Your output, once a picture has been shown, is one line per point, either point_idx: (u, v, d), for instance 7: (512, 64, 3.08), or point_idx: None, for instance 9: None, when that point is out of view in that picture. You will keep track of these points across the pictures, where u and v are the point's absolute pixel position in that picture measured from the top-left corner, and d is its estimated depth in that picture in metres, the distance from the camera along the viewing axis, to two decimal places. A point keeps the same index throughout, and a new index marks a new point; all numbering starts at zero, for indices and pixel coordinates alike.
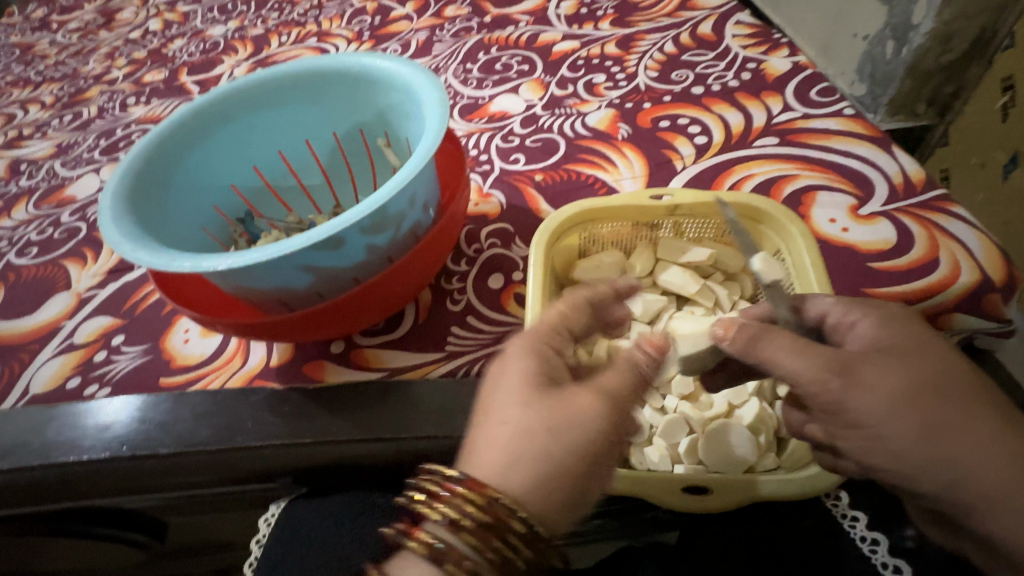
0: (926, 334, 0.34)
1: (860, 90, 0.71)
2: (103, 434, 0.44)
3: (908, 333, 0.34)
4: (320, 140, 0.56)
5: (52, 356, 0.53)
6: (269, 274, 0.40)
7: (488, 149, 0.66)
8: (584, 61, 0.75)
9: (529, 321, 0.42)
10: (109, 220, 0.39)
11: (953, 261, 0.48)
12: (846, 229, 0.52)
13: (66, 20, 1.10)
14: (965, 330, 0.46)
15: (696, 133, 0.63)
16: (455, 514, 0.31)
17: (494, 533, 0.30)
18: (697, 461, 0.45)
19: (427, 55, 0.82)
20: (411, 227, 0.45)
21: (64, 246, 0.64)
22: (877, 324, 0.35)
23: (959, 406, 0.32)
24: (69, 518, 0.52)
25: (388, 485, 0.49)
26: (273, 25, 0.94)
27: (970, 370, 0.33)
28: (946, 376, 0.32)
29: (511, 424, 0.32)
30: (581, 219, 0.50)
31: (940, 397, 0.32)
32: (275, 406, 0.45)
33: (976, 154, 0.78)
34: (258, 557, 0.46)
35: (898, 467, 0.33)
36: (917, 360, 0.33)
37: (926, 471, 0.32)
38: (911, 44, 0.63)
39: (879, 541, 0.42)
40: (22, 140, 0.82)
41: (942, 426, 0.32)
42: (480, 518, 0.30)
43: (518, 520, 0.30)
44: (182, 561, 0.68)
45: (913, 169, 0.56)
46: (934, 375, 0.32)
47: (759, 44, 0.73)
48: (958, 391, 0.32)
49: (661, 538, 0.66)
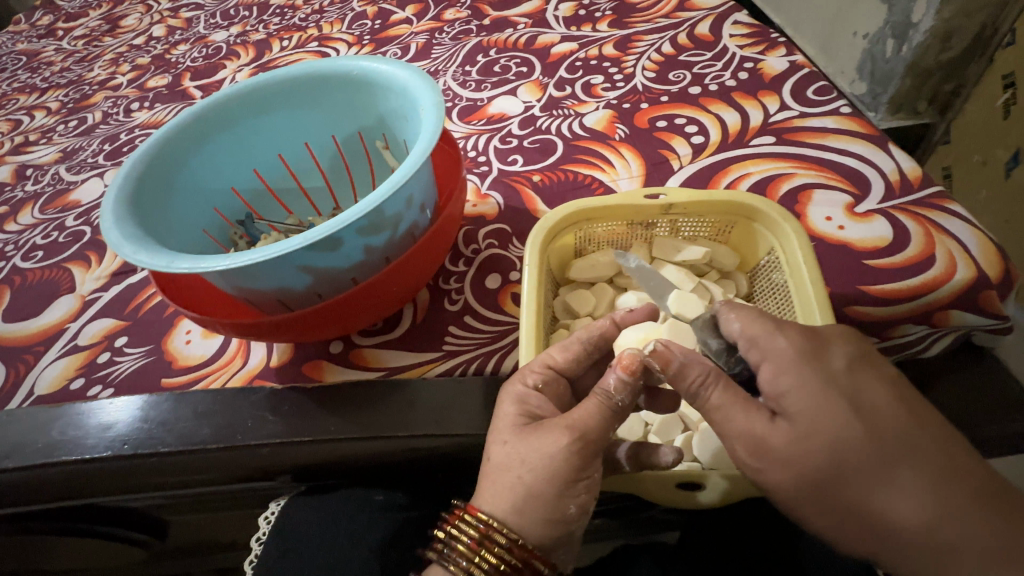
0: (835, 378, 0.32)
1: (861, 88, 0.73)
2: (106, 433, 0.44)
3: (809, 387, 0.32)
4: (319, 143, 0.57)
5: (57, 357, 0.54)
6: (267, 275, 0.40)
7: (485, 150, 0.67)
8: (582, 62, 0.76)
9: (523, 320, 0.42)
10: (111, 223, 0.40)
11: (950, 257, 0.48)
12: (842, 227, 0.52)
13: (72, 27, 1.12)
14: (961, 326, 0.48)
15: (692, 133, 0.64)
16: (453, 539, 0.35)
17: (487, 554, 0.34)
18: (693, 458, 0.46)
19: (426, 58, 0.82)
20: (408, 228, 0.45)
21: (69, 249, 0.65)
22: (786, 373, 0.33)
23: (872, 467, 0.30)
24: (74, 515, 0.53)
25: (386, 483, 0.49)
26: (274, 30, 0.95)
27: (879, 411, 0.31)
28: (852, 433, 0.31)
29: (509, 445, 0.36)
30: (576, 218, 0.50)
31: (850, 464, 0.30)
32: (274, 406, 0.45)
33: (977, 151, 0.74)
34: (258, 554, 0.46)
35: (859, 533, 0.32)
36: (830, 417, 0.31)
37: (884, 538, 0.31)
38: (911, 42, 0.63)
39: None
40: (28, 145, 0.83)
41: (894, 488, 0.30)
42: (473, 536, 0.34)
43: (503, 536, 0.34)
44: (185, 560, 0.69)
45: (910, 166, 0.56)
46: (837, 439, 0.31)
47: (756, 44, 0.74)
48: (885, 446, 0.30)
49: (662, 537, 0.66)
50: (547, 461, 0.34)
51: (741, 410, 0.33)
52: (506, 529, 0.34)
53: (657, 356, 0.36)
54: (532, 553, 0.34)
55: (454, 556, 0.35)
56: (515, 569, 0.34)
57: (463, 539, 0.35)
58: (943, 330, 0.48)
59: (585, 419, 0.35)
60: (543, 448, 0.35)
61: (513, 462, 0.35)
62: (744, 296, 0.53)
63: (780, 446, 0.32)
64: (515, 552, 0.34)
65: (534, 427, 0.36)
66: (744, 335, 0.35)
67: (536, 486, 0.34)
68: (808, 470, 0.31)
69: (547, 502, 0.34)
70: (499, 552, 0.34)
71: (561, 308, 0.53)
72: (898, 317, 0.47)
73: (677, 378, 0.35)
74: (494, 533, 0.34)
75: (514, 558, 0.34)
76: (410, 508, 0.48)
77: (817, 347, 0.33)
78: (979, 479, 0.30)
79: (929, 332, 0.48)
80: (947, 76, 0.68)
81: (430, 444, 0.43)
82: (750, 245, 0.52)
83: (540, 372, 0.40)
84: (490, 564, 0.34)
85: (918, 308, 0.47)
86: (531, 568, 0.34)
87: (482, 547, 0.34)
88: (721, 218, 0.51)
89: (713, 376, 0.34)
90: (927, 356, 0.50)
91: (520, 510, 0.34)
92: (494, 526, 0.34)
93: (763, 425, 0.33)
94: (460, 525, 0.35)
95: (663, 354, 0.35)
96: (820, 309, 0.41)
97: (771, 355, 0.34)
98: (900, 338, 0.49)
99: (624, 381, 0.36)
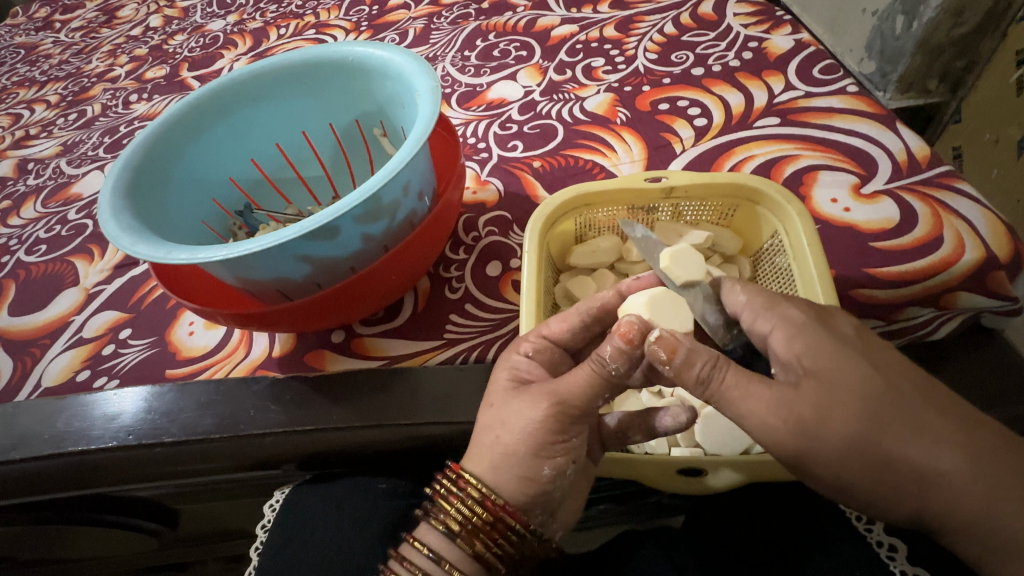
0: (843, 341, 0.32)
1: (870, 68, 0.67)
2: (111, 423, 0.45)
3: (814, 358, 0.32)
4: (317, 132, 0.56)
5: (63, 350, 0.54)
6: (266, 265, 0.40)
7: (486, 136, 0.66)
8: (582, 45, 0.74)
9: (525, 308, 0.42)
10: (109, 215, 0.40)
11: (957, 237, 0.48)
12: (847, 209, 0.52)
13: (69, 19, 1.11)
14: (971, 308, 0.47)
15: (695, 115, 0.63)
16: (434, 496, 0.36)
17: (462, 506, 0.35)
18: (694, 444, 0.46)
19: (425, 44, 0.81)
20: (406, 215, 0.45)
21: (72, 242, 0.65)
22: (798, 337, 0.32)
23: None
24: (85, 505, 0.54)
25: (389, 471, 0.50)
26: (272, 18, 0.94)
27: (871, 381, 0.31)
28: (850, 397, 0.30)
29: (498, 407, 0.37)
30: (576, 203, 0.50)
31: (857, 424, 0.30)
32: (277, 395, 0.45)
33: (989, 129, 0.66)
34: (263, 541, 0.47)
35: (857, 501, 0.32)
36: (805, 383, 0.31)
37: (877, 505, 0.32)
38: (922, 18, 0.58)
39: (897, 547, 0.38)
40: (28, 140, 0.83)
41: (884, 449, 0.30)
42: (452, 491, 0.35)
43: (477, 492, 0.35)
44: (195, 548, 0.70)
45: (918, 146, 0.55)
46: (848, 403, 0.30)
47: (761, 23, 0.72)
48: (882, 411, 0.30)
49: (667, 522, 0.67)
50: (540, 429, 0.35)
51: (762, 384, 0.32)
52: (479, 483, 0.35)
53: (662, 342, 0.34)
54: (504, 508, 0.35)
55: (438, 509, 0.36)
56: (487, 522, 0.35)
57: (443, 494, 0.36)
58: (951, 312, 0.47)
59: (576, 383, 0.36)
60: (523, 412, 0.35)
61: (495, 423, 0.36)
62: (747, 280, 0.53)
63: (804, 412, 0.31)
64: (487, 503, 0.35)
65: (521, 392, 0.37)
66: (753, 305, 0.36)
67: (513, 445, 0.35)
68: (835, 433, 0.30)
69: (526, 457, 0.35)
70: (471, 505, 0.35)
71: (561, 295, 0.53)
72: (908, 299, 0.47)
73: (683, 367, 0.33)
74: (467, 487, 0.35)
75: (485, 511, 0.35)
76: (413, 495, 0.48)
77: (825, 315, 0.34)
78: (987, 429, 0.31)
79: (936, 314, 0.47)
80: (959, 52, 0.62)
81: (431, 432, 0.44)
82: (753, 228, 0.51)
83: (534, 342, 0.39)
84: (465, 517, 0.35)
85: (928, 290, 0.46)
86: (503, 522, 0.35)
87: (456, 500, 0.35)
88: (724, 201, 0.51)
89: (722, 360, 0.33)
90: (935, 338, 0.49)
91: (513, 468, 0.35)
92: (468, 479, 0.35)
93: (764, 392, 0.32)
94: (441, 481, 0.36)
95: (669, 341, 0.33)
96: (825, 294, 0.40)
97: (785, 321, 0.34)
98: (907, 321, 0.48)
99: (620, 350, 0.34)
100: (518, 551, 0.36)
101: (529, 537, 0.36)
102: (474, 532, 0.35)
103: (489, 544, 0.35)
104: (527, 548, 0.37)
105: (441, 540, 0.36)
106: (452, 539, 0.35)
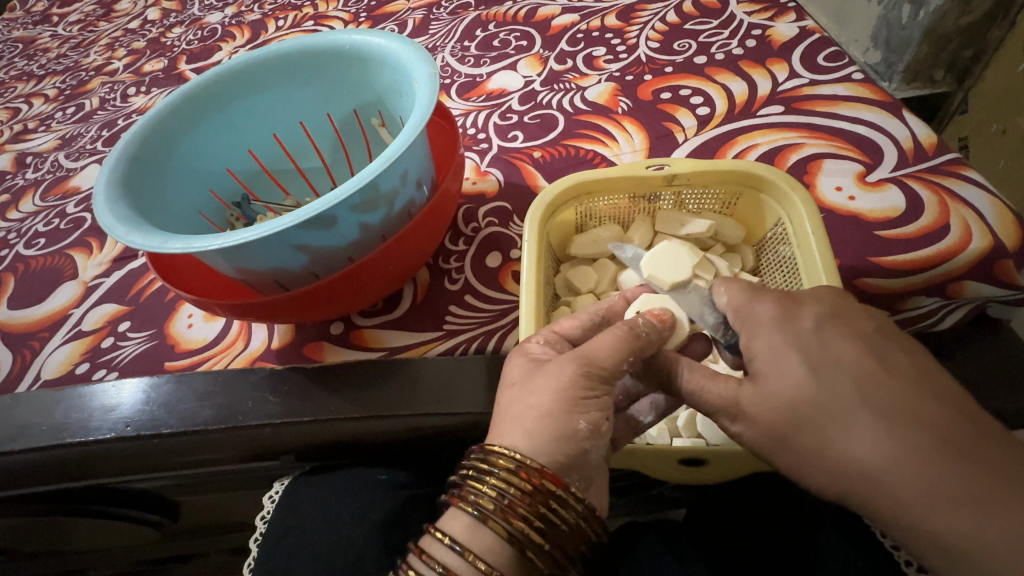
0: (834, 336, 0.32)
1: (875, 58, 0.64)
2: (109, 415, 0.45)
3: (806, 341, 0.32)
4: (314, 122, 0.56)
5: (62, 343, 0.54)
6: (262, 254, 0.40)
7: (485, 127, 0.65)
8: (583, 35, 0.74)
9: (524, 298, 0.42)
10: (104, 205, 0.39)
11: (964, 225, 0.47)
12: (852, 198, 0.51)
13: (66, 12, 1.10)
14: (978, 297, 0.46)
15: (698, 104, 0.62)
16: (462, 478, 0.34)
17: (496, 481, 0.33)
18: (697, 435, 0.45)
19: (424, 34, 0.80)
20: (404, 204, 0.44)
21: (71, 235, 0.64)
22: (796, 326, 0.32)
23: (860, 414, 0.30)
24: (85, 497, 0.53)
25: (389, 462, 0.50)
26: (269, 10, 0.93)
27: (836, 368, 0.32)
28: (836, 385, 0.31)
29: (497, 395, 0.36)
30: (577, 192, 0.49)
31: (834, 408, 0.31)
32: (275, 387, 0.45)
33: (996, 120, 0.64)
34: (264, 532, 0.47)
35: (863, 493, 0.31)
36: (806, 369, 0.32)
37: None
38: (928, 6, 0.55)
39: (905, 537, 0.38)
40: (26, 133, 0.82)
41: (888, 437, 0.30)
42: (485, 466, 0.33)
43: (511, 462, 0.33)
44: (197, 540, 0.70)
45: (925, 133, 0.54)
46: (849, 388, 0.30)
47: (764, 11, 0.72)
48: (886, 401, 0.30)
49: (668, 515, 0.67)
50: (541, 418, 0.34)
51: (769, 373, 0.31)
52: (512, 451, 0.33)
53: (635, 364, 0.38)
54: (543, 474, 0.32)
55: (470, 490, 0.33)
56: (525, 494, 0.32)
57: (473, 473, 0.34)
58: (956, 302, 0.47)
59: (573, 371, 0.35)
60: (527, 395, 0.35)
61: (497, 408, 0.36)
62: (750, 270, 0.52)
63: (794, 397, 0.31)
64: (522, 474, 0.32)
65: (521, 378, 0.36)
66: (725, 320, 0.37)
67: (518, 431, 0.34)
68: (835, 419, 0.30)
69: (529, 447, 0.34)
70: (507, 477, 0.32)
71: (562, 285, 0.53)
72: (911, 288, 0.46)
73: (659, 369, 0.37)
74: (501, 458, 0.33)
75: (522, 481, 0.32)
76: (413, 486, 0.48)
77: (805, 312, 0.34)
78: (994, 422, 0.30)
79: (942, 304, 0.47)
80: (966, 42, 0.59)
81: (431, 423, 0.43)
82: (756, 217, 0.51)
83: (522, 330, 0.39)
84: (500, 491, 0.32)
85: (931, 279, 0.46)
86: (544, 493, 0.32)
87: (489, 476, 0.33)
88: (728, 190, 0.50)
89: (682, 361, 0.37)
90: (941, 328, 0.48)
91: None
92: (500, 449, 0.33)
93: None
94: (470, 462, 0.34)
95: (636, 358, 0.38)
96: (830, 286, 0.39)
97: (780, 316, 0.34)
98: (913, 310, 0.47)
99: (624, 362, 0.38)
100: (566, 529, 0.33)
101: (573, 512, 0.33)
102: (512, 507, 0.32)
103: (528, 521, 0.32)
104: (571, 527, 0.34)
105: (470, 526, 0.33)
106: (486, 519, 0.32)
